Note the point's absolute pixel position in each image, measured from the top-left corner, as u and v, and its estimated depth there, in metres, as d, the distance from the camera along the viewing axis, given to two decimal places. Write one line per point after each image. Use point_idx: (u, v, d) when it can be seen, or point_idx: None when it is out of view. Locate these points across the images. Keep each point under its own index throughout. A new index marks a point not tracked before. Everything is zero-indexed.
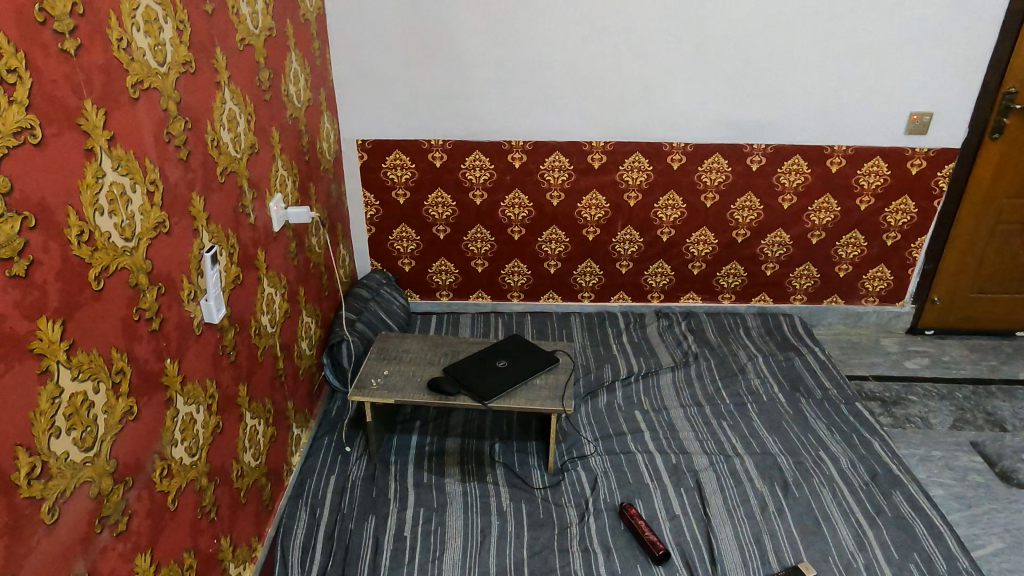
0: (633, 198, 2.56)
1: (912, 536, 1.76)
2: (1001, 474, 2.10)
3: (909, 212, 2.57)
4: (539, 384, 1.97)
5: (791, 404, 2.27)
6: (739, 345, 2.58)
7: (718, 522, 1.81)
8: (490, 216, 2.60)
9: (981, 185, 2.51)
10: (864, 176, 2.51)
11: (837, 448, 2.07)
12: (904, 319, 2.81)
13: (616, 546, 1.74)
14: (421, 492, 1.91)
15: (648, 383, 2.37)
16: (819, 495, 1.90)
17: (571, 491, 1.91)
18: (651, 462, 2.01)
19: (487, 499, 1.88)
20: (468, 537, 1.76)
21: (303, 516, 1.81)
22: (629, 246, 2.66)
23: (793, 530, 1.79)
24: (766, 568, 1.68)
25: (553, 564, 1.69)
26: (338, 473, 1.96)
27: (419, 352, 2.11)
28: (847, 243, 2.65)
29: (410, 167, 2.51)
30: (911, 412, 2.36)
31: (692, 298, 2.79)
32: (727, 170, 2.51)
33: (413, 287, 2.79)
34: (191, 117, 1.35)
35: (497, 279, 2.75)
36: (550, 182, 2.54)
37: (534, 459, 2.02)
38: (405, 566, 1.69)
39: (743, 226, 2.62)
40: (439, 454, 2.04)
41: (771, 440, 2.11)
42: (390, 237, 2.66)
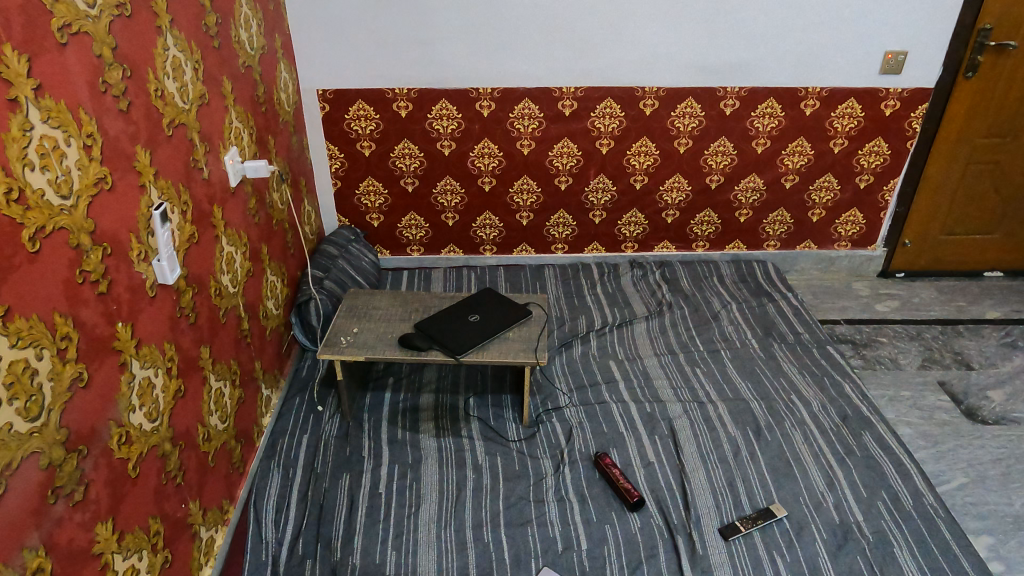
0: (605, 145, 2.50)
1: (880, 474, 1.80)
2: (967, 411, 2.14)
3: (882, 153, 2.55)
4: (512, 337, 1.94)
5: (764, 349, 2.28)
6: (712, 292, 2.57)
7: (691, 468, 1.83)
8: (459, 167, 2.53)
9: (954, 125, 2.49)
10: (838, 119, 2.48)
11: (808, 391, 2.09)
12: (875, 262, 2.82)
13: (591, 494, 1.75)
14: (396, 448, 1.89)
15: (622, 333, 2.36)
16: (791, 438, 1.92)
17: (546, 443, 1.90)
18: (625, 411, 2.01)
19: (461, 452, 1.88)
20: (444, 491, 1.76)
21: (276, 476, 1.79)
22: (602, 195, 2.62)
23: (765, 472, 1.81)
24: (738, 511, 1.71)
25: (529, 515, 1.70)
26: (310, 432, 1.94)
27: (389, 308, 2.07)
28: (821, 187, 2.63)
29: (374, 117, 2.42)
30: (881, 353, 2.39)
31: (666, 247, 2.77)
32: (700, 115, 2.45)
33: (383, 242, 2.72)
34: (130, 64, 1.26)
35: (469, 232, 2.69)
36: (520, 131, 2.46)
37: (509, 412, 2.01)
38: (380, 520, 1.69)
39: (717, 171, 2.58)
40: (413, 410, 2.02)
41: (744, 385, 2.12)
42: (356, 191, 2.58)
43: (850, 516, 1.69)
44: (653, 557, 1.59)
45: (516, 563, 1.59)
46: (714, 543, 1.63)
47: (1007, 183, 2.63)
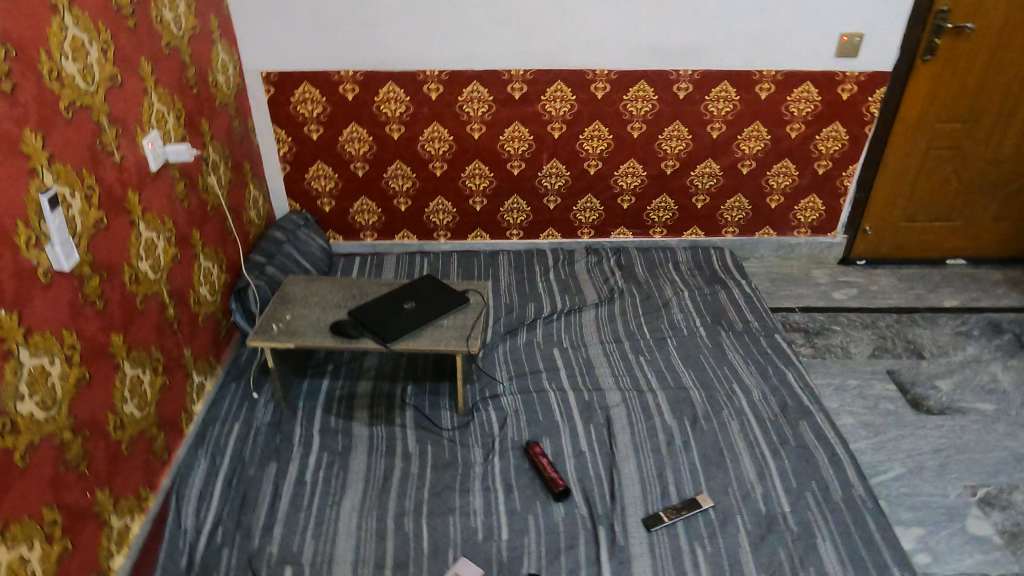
0: (557, 130, 2.46)
1: (812, 465, 1.78)
2: (913, 401, 2.12)
3: (841, 138, 2.51)
4: (447, 325, 1.92)
5: (711, 337, 2.25)
6: (666, 280, 2.54)
7: (622, 458, 1.81)
8: (409, 151, 2.49)
9: (913, 110, 2.44)
10: (794, 103, 2.43)
11: (750, 381, 2.06)
12: (835, 249, 2.78)
13: (518, 484, 1.73)
14: (327, 437, 1.88)
15: (569, 320, 2.34)
16: (727, 428, 1.90)
17: (479, 431, 1.89)
18: (563, 400, 1.99)
19: (392, 441, 1.86)
20: (370, 480, 1.75)
21: (202, 464, 1.78)
22: (556, 180, 2.58)
23: (697, 462, 1.80)
24: (664, 501, 1.69)
25: (453, 504, 1.68)
26: (242, 420, 1.92)
27: (326, 295, 2.04)
28: (778, 173, 2.58)
29: (321, 100, 2.38)
30: (833, 342, 2.37)
31: (623, 233, 2.73)
32: (653, 99, 2.40)
33: (335, 227, 2.68)
34: (16, 44, 1.22)
35: (422, 217, 2.66)
36: (470, 114, 2.42)
37: (445, 400, 1.99)
38: (302, 509, 1.68)
39: (672, 157, 2.53)
40: (349, 398, 2.01)
41: (687, 374, 2.10)
42: (306, 175, 2.54)
43: (777, 506, 1.67)
44: (572, 547, 1.58)
45: (434, 553, 1.58)
46: (636, 533, 1.61)
47: (968, 169, 2.59)
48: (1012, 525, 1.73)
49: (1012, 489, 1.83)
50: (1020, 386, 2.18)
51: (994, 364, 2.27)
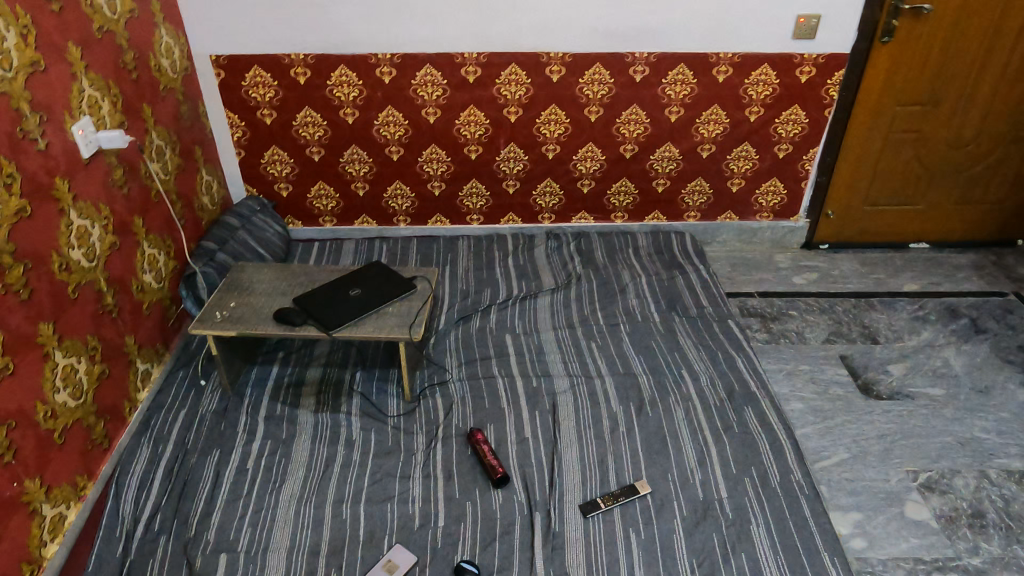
0: (513, 114, 2.43)
1: (753, 451, 1.78)
2: (863, 386, 2.12)
3: (800, 122, 2.48)
4: (391, 312, 1.91)
5: (665, 322, 2.25)
6: (624, 265, 2.53)
7: (565, 444, 1.81)
8: (364, 135, 2.47)
9: (873, 92, 2.42)
10: (752, 86, 2.40)
11: (700, 366, 2.06)
12: (798, 234, 2.77)
13: (458, 471, 1.74)
14: (272, 424, 1.88)
15: (524, 306, 2.33)
16: (672, 414, 1.90)
17: (424, 419, 1.88)
18: (511, 386, 1.99)
19: (336, 428, 1.86)
20: (311, 468, 1.75)
21: (144, 452, 1.77)
22: (514, 165, 2.56)
23: (638, 449, 1.80)
24: (603, 487, 1.70)
25: (392, 491, 1.69)
26: (188, 407, 1.92)
27: (273, 282, 2.03)
28: (738, 156, 2.56)
29: (272, 84, 2.35)
30: (788, 327, 2.36)
31: (584, 218, 2.72)
32: (609, 82, 2.38)
33: (293, 213, 2.66)
34: None
35: (381, 202, 2.64)
36: (424, 98, 2.39)
37: (393, 386, 1.99)
38: (242, 497, 1.68)
39: (631, 141, 2.51)
40: (297, 385, 2.00)
41: (637, 360, 2.09)
42: (261, 160, 2.52)
43: (714, 492, 1.68)
44: (507, 534, 1.59)
45: (369, 539, 1.58)
46: (572, 519, 1.62)
47: (930, 152, 2.57)
48: (950, 510, 1.74)
49: (954, 474, 1.84)
50: (972, 370, 2.18)
51: (947, 348, 2.27)
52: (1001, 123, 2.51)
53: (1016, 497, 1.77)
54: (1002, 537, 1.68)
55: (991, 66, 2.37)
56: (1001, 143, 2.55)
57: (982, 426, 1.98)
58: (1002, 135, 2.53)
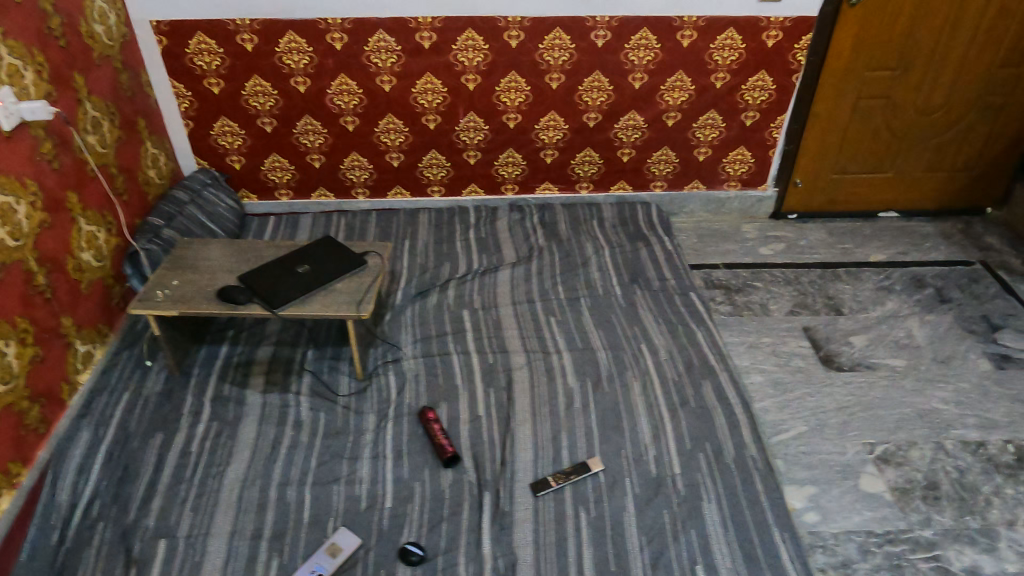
0: (471, 81, 2.35)
1: (709, 425, 1.76)
2: (824, 358, 2.10)
3: (767, 88, 2.42)
4: (340, 289, 1.85)
5: (626, 295, 2.21)
6: (588, 237, 2.48)
7: (518, 422, 1.78)
8: (317, 105, 2.38)
9: (841, 56, 2.35)
10: (717, 51, 2.32)
11: (659, 340, 2.03)
12: (766, 204, 2.72)
13: (409, 450, 1.70)
14: (218, 405, 1.83)
15: (484, 280, 2.28)
16: (629, 389, 1.87)
17: (375, 398, 1.84)
18: (466, 363, 1.95)
19: (285, 409, 1.81)
20: (256, 450, 1.71)
21: (84, 436, 1.72)
22: (475, 135, 2.48)
23: (593, 426, 1.77)
24: (555, 465, 1.67)
25: (339, 473, 1.65)
26: (132, 389, 1.86)
27: (219, 260, 1.96)
28: (704, 124, 2.50)
29: (218, 51, 2.24)
30: (752, 299, 2.33)
31: (548, 188, 2.65)
32: (570, 48, 2.29)
33: (248, 186, 2.57)
34: None
35: (338, 175, 2.55)
36: (378, 65, 2.30)
37: (345, 365, 1.94)
38: (184, 481, 1.63)
39: (594, 109, 2.44)
40: (246, 365, 1.95)
41: (596, 334, 2.05)
42: (211, 132, 2.42)
43: (668, 468, 1.65)
44: (455, 514, 1.56)
45: (314, 522, 1.54)
46: (521, 499, 1.59)
47: (899, 119, 2.52)
48: (905, 482, 1.73)
49: (910, 445, 1.82)
50: (934, 341, 2.16)
51: (911, 319, 2.25)
52: (972, 89, 2.45)
53: (971, 468, 1.76)
54: (955, 508, 1.67)
55: (961, 30, 2.31)
56: (972, 109, 2.50)
57: (941, 397, 1.97)
58: (973, 100, 2.48)
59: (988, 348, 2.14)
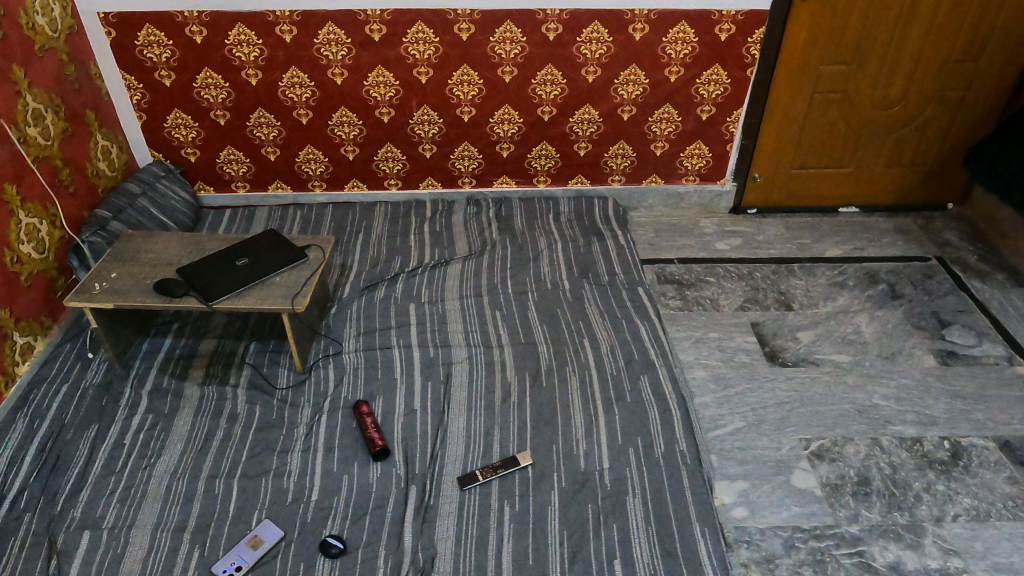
0: (423, 74, 2.34)
1: (642, 421, 1.76)
2: (769, 353, 2.10)
3: (722, 82, 2.41)
4: (277, 282, 1.85)
5: (574, 290, 2.21)
6: (542, 231, 2.48)
7: (452, 416, 1.78)
8: (270, 98, 2.37)
9: (795, 51, 2.34)
10: (670, 44, 2.31)
11: (602, 335, 2.03)
12: (725, 198, 2.72)
13: (340, 443, 1.71)
14: (156, 397, 1.83)
15: (433, 274, 2.28)
16: (566, 384, 1.87)
17: (312, 391, 1.85)
18: (406, 357, 1.95)
19: (221, 402, 1.82)
20: (189, 442, 1.71)
21: (18, 428, 1.73)
22: (429, 128, 2.47)
23: (527, 420, 1.77)
24: (484, 459, 1.67)
25: (269, 466, 1.65)
26: (71, 381, 1.86)
27: (160, 252, 1.96)
28: (660, 118, 2.49)
29: (167, 43, 2.24)
30: (703, 294, 2.33)
31: (506, 182, 2.64)
32: (522, 41, 2.28)
33: (204, 179, 2.57)
34: None
35: (294, 167, 2.55)
36: (329, 58, 2.29)
37: (285, 358, 1.94)
38: (114, 473, 1.64)
39: (548, 102, 2.43)
40: (188, 357, 1.95)
41: (540, 329, 2.05)
42: (165, 124, 2.42)
43: (596, 463, 1.66)
44: (380, 507, 1.56)
45: (239, 514, 1.55)
46: (448, 492, 1.60)
47: (856, 113, 2.51)
48: (837, 478, 1.73)
49: (846, 441, 1.82)
50: (881, 337, 2.16)
51: (860, 314, 2.24)
52: (928, 83, 2.44)
53: (904, 465, 1.76)
54: (884, 504, 1.67)
55: (916, 24, 2.30)
56: (929, 104, 2.49)
57: (882, 393, 1.97)
58: (930, 95, 2.47)
59: (935, 345, 2.13)
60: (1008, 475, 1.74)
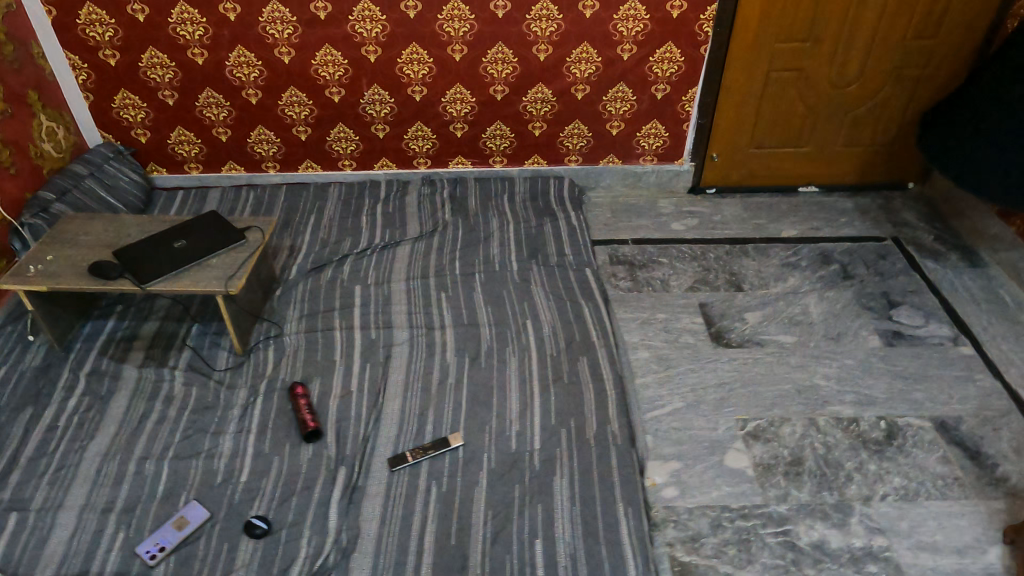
0: (372, 53, 2.31)
1: (577, 401, 1.76)
2: (714, 334, 2.09)
3: (675, 61, 2.38)
4: (213, 264, 1.84)
5: (522, 272, 2.20)
6: (495, 213, 2.46)
7: (388, 397, 1.78)
8: (217, 77, 2.34)
9: (748, 29, 2.31)
10: (621, 22, 2.28)
11: (545, 317, 2.02)
12: (683, 178, 2.70)
13: (274, 425, 1.71)
14: (94, 379, 1.83)
15: (382, 255, 2.27)
16: (505, 365, 1.87)
17: (250, 373, 1.85)
18: (347, 338, 1.95)
19: (158, 384, 1.82)
20: (124, 424, 1.71)
21: None
22: (381, 108, 2.45)
23: (462, 401, 1.77)
24: (416, 441, 1.68)
25: (201, 448, 1.66)
26: (9, 363, 1.86)
27: (99, 235, 1.95)
28: (614, 97, 2.46)
29: (110, 22, 2.20)
30: (654, 275, 2.32)
31: (461, 163, 2.63)
32: (470, 19, 2.25)
33: (156, 160, 2.56)
34: None
35: (246, 148, 2.53)
36: (275, 37, 2.26)
37: (226, 340, 1.94)
38: (46, 455, 1.64)
39: (500, 81, 2.40)
40: (129, 340, 1.95)
41: (484, 310, 2.05)
42: (113, 105, 2.39)
43: (528, 444, 1.66)
44: (307, 488, 1.57)
45: (166, 496, 1.56)
46: (377, 473, 1.60)
47: (813, 92, 2.48)
48: (770, 458, 1.74)
49: (782, 422, 1.83)
50: (828, 318, 2.16)
51: (810, 295, 2.24)
52: (886, 61, 2.41)
53: (839, 444, 1.77)
54: (814, 484, 1.68)
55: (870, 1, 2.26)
56: (887, 82, 2.46)
57: (824, 373, 1.97)
58: (887, 73, 2.44)
59: (881, 325, 2.13)
60: (941, 455, 1.74)
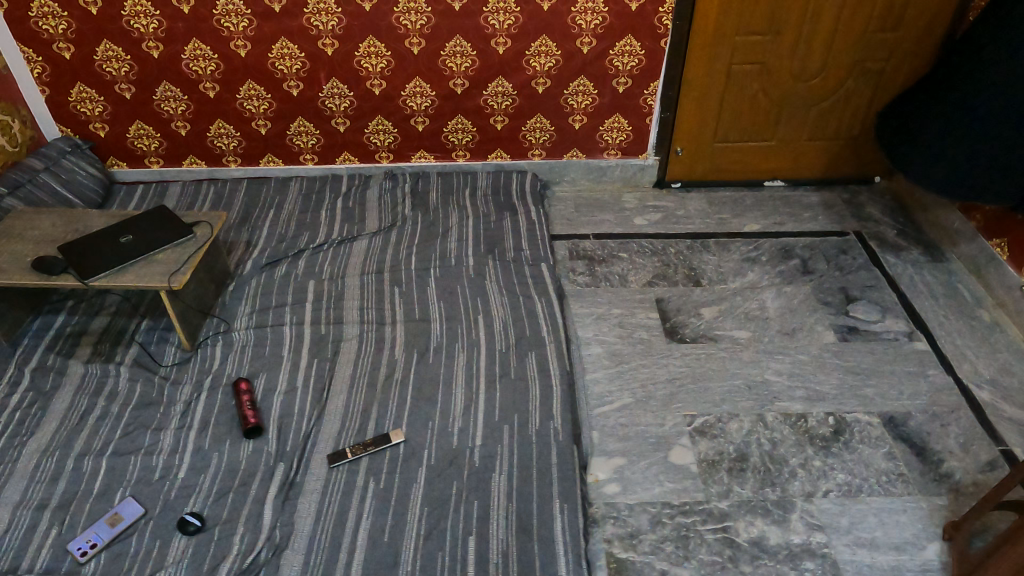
0: (329, 46, 2.29)
1: (522, 397, 1.75)
2: (669, 329, 2.08)
3: (636, 54, 2.36)
4: (158, 259, 1.83)
5: (477, 266, 2.19)
6: (455, 207, 2.45)
7: (333, 393, 1.78)
8: (173, 70, 2.33)
9: (708, 22, 2.28)
10: (580, 14, 2.26)
11: (497, 312, 2.01)
12: (648, 172, 2.68)
13: (216, 422, 1.70)
14: (39, 375, 1.82)
15: (338, 250, 2.26)
16: (453, 361, 1.86)
17: (196, 369, 1.84)
18: (297, 334, 1.94)
19: (103, 379, 1.81)
20: (65, 420, 1.71)
21: None
22: (340, 102, 2.43)
23: (407, 397, 1.76)
24: (357, 437, 1.67)
25: (141, 444, 1.65)
26: None
27: (46, 229, 1.94)
28: (576, 91, 2.45)
29: (62, 14, 2.18)
30: (613, 269, 2.31)
31: (424, 157, 2.61)
32: (426, 11, 2.23)
33: (116, 154, 2.54)
34: None
35: (206, 142, 2.52)
36: (230, 30, 2.24)
37: (174, 336, 1.93)
38: None
39: (460, 75, 2.39)
40: (77, 335, 1.94)
41: (436, 305, 2.04)
42: (69, 98, 2.37)
43: (469, 440, 1.66)
44: (245, 484, 1.56)
45: (103, 493, 1.55)
46: (316, 470, 1.60)
47: (775, 85, 2.46)
48: (715, 454, 1.73)
49: (730, 418, 1.82)
50: (784, 313, 2.15)
51: (768, 290, 2.23)
52: (849, 54, 2.39)
53: (785, 440, 1.76)
54: (757, 480, 1.68)
55: None
56: (850, 75, 2.44)
57: (776, 369, 1.96)
58: (850, 66, 2.42)
59: (837, 320, 2.12)
60: (886, 451, 1.74)
